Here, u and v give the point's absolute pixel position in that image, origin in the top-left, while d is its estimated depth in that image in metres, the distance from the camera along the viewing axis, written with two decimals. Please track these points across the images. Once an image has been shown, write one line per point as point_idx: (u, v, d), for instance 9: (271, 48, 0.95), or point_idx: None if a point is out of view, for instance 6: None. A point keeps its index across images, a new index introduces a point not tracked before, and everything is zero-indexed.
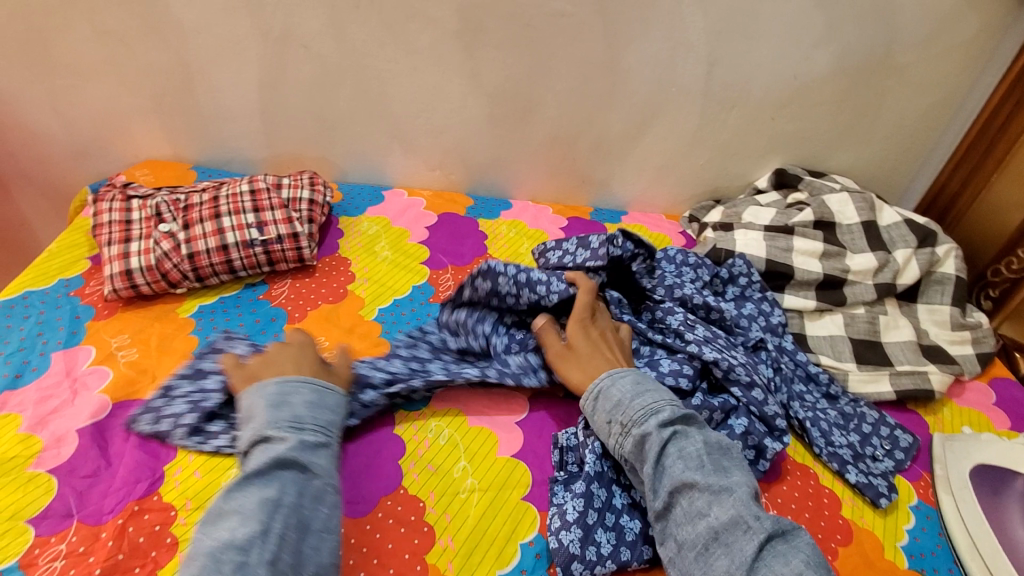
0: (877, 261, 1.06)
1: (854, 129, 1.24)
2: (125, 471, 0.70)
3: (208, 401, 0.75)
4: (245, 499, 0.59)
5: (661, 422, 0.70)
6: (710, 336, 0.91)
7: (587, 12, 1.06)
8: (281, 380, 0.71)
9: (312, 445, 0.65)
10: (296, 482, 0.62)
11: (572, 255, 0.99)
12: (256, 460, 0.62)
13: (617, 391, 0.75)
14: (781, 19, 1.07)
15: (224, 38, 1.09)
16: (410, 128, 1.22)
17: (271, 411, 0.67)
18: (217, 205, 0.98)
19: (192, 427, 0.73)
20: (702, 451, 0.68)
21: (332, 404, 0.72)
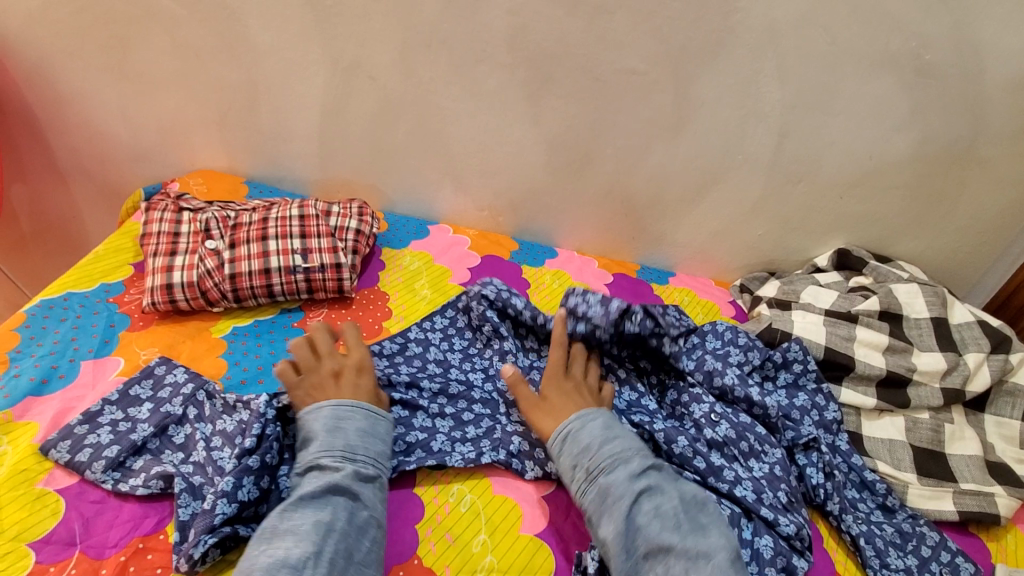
0: (946, 363, 0.98)
1: (926, 218, 1.18)
2: (136, 500, 0.67)
3: (133, 434, 0.72)
4: (300, 520, 0.63)
5: (631, 475, 0.72)
6: (733, 434, 0.87)
7: (659, 73, 1.04)
8: (320, 408, 0.74)
9: (367, 478, 0.69)
10: (346, 508, 0.65)
11: (586, 304, 0.91)
12: (308, 488, 0.66)
13: (585, 436, 0.77)
14: (862, 98, 1.03)
15: (295, 62, 1.10)
16: (464, 166, 1.21)
17: (331, 438, 0.71)
18: (265, 226, 0.97)
19: (112, 461, 0.68)
20: (678, 510, 0.69)
21: (382, 433, 0.74)
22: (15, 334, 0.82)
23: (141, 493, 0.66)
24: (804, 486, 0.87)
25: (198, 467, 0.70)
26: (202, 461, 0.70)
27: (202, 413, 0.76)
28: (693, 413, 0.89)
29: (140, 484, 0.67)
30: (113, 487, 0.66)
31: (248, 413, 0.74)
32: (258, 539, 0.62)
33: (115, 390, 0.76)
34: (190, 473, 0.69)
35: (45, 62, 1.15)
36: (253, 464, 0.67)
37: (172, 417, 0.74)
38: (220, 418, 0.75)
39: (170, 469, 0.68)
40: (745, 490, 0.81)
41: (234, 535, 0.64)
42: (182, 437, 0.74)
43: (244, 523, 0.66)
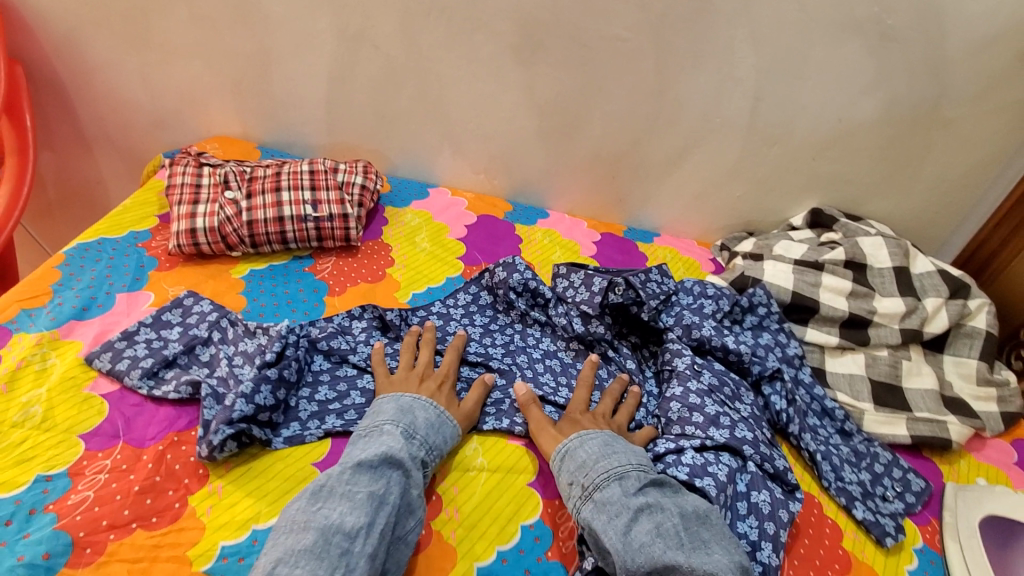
0: (905, 306, 1.07)
1: (894, 178, 1.25)
2: (171, 404, 0.76)
3: (165, 350, 0.81)
4: (355, 488, 0.67)
5: (627, 492, 0.71)
6: (713, 385, 0.90)
7: (641, 39, 1.12)
8: (398, 395, 0.79)
9: (418, 457, 0.72)
10: (400, 483, 0.69)
11: (572, 288, 1.00)
12: (367, 455, 0.70)
13: (583, 452, 0.76)
14: (831, 61, 1.11)
15: (305, 32, 1.19)
16: (462, 131, 1.29)
17: (399, 417, 0.76)
18: (279, 180, 1.06)
19: (146, 370, 0.78)
20: (678, 527, 0.67)
21: (448, 433, 0.77)
22: (57, 271, 0.91)
23: (172, 396, 0.76)
24: (770, 413, 0.94)
25: (221, 378, 0.79)
26: (225, 374, 0.79)
27: (225, 337, 0.85)
28: (676, 367, 0.92)
29: (171, 390, 0.76)
30: (148, 391, 0.76)
31: (266, 337, 0.83)
32: (305, 497, 0.66)
33: (149, 315, 0.86)
34: (214, 382, 0.78)
35: (74, 33, 1.24)
36: (272, 375, 0.77)
37: (199, 338, 0.84)
38: (241, 341, 0.83)
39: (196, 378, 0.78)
40: (744, 432, 0.84)
41: (248, 433, 0.71)
42: (207, 356, 0.83)
43: (259, 426, 0.73)
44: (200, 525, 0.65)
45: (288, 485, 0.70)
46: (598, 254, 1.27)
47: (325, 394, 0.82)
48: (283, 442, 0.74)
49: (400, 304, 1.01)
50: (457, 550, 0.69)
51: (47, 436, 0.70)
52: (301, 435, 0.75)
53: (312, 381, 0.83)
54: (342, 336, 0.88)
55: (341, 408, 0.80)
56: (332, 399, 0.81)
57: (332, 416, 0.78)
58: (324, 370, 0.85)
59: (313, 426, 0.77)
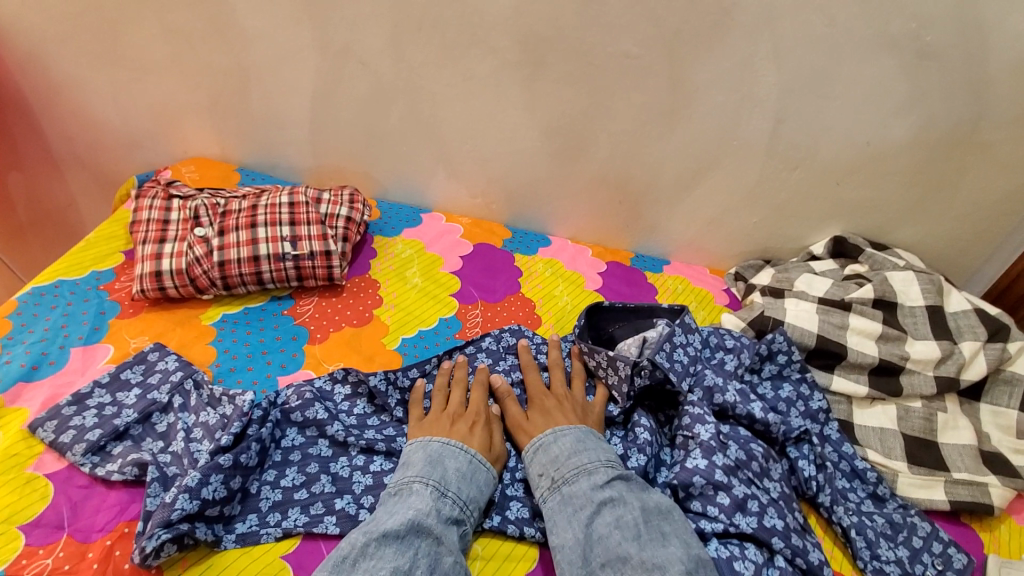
0: (940, 351, 0.97)
1: (925, 205, 1.16)
2: (122, 486, 0.68)
3: (116, 419, 0.72)
4: (383, 557, 0.62)
5: (592, 485, 0.72)
6: (738, 463, 0.82)
7: (653, 56, 1.02)
8: (427, 441, 0.75)
9: (447, 518, 0.67)
10: (429, 552, 0.63)
11: (601, 368, 0.92)
12: (391, 523, 0.64)
13: (556, 447, 0.77)
14: (860, 82, 1.01)
15: (286, 47, 1.09)
16: (457, 153, 1.20)
17: (429, 470, 0.71)
18: (254, 213, 0.96)
19: (92, 445, 0.69)
20: (637, 520, 0.68)
21: (482, 480, 0.73)
22: (7, 322, 0.82)
23: (116, 479, 0.67)
24: (797, 479, 0.87)
25: (174, 458, 0.71)
26: (180, 452, 0.71)
27: (187, 403, 0.76)
28: (698, 436, 0.83)
29: (115, 470, 0.68)
30: (91, 471, 0.68)
31: (231, 408, 0.75)
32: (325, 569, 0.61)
33: (106, 372, 0.78)
34: (166, 462, 0.70)
35: (37, 48, 1.15)
36: (224, 463, 0.68)
37: (156, 405, 0.75)
38: (202, 411, 0.75)
39: (145, 457, 0.69)
40: (773, 520, 0.78)
41: (191, 534, 0.63)
42: (164, 426, 0.75)
43: (206, 523, 0.66)
44: None
45: None
46: (603, 286, 1.17)
47: (292, 480, 0.73)
48: (234, 541, 0.66)
49: (386, 352, 0.92)
50: None
51: None
52: (255, 533, 0.67)
53: (280, 462, 0.75)
54: (320, 404, 0.79)
55: (307, 499, 0.71)
56: (299, 486, 0.73)
57: (296, 509, 0.70)
58: (296, 447, 0.77)
59: (271, 523, 0.68)
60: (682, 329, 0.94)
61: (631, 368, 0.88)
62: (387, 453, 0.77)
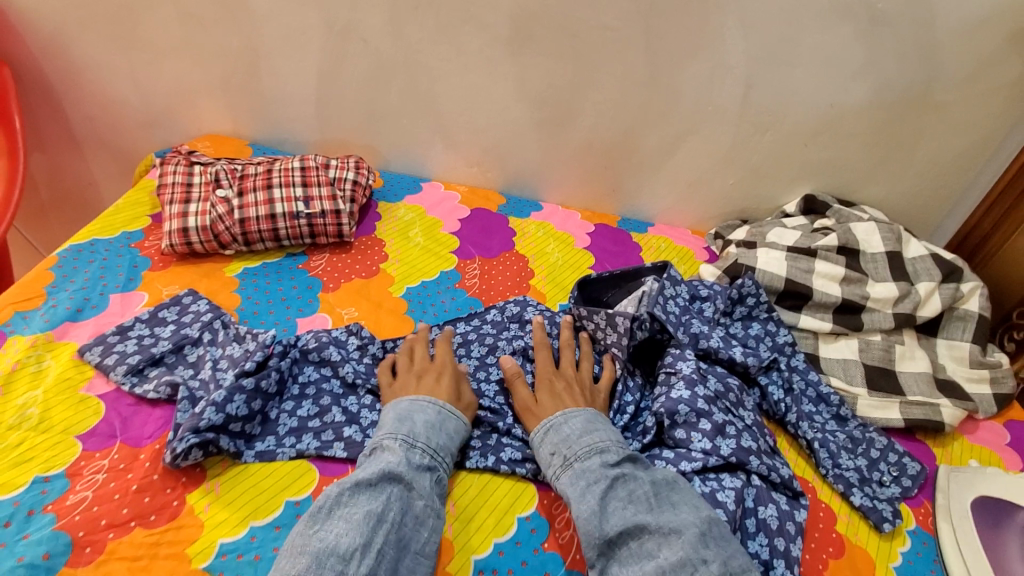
0: (899, 291, 1.07)
1: (887, 163, 1.25)
2: (164, 403, 0.76)
3: (154, 348, 0.81)
4: (355, 508, 0.65)
5: (605, 463, 0.73)
6: (717, 394, 0.87)
7: (631, 28, 1.11)
8: (397, 402, 0.78)
9: (418, 466, 0.71)
10: (400, 497, 0.67)
11: (600, 330, 0.96)
12: (365, 473, 0.68)
13: (567, 428, 0.78)
14: (821, 48, 1.11)
15: (293, 28, 1.18)
16: (454, 125, 1.29)
17: (398, 426, 0.75)
18: (270, 177, 1.05)
19: (132, 367, 0.78)
20: (649, 493, 0.70)
21: (452, 428, 0.77)
22: (50, 272, 0.91)
23: (153, 396, 0.76)
24: (767, 404, 0.94)
25: (202, 382, 0.78)
26: (207, 378, 0.78)
27: (215, 339, 0.85)
28: (680, 371, 0.88)
29: (151, 389, 0.76)
30: (133, 390, 0.76)
31: (254, 343, 0.83)
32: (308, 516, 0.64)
33: (145, 311, 0.86)
34: (195, 386, 0.78)
35: (61, 33, 1.24)
36: (247, 385, 0.75)
37: (189, 338, 0.84)
38: (228, 345, 0.83)
39: (177, 380, 0.78)
40: (749, 442, 0.83)
41: (215, 443, 0.70)
42: (195, 357, 0.83)
43: (230, 437, 0.73)
44: (198, 523, 0.66)
45: (284, 483, 0.71)
46: (592, 245, 1.27)
47: (307, 410, 0.80)
48: (253, 456, 0.73)
49: (394, 298, 1.01)
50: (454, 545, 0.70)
51: (44, 436, 0.70)
52: (272, 451, 0.74)
53: (296, 394, 0.82)
54: (335, 347, 0.86)
55: (320, 427, 0.78)
56: (313, 416, 0.79)
57: (309, 434, 0.77)
58: (311, 382, 0.83)
59: (287, 444, 0.75)
60: (671, 281, 1.01)
61: (635, 322, 0.93)
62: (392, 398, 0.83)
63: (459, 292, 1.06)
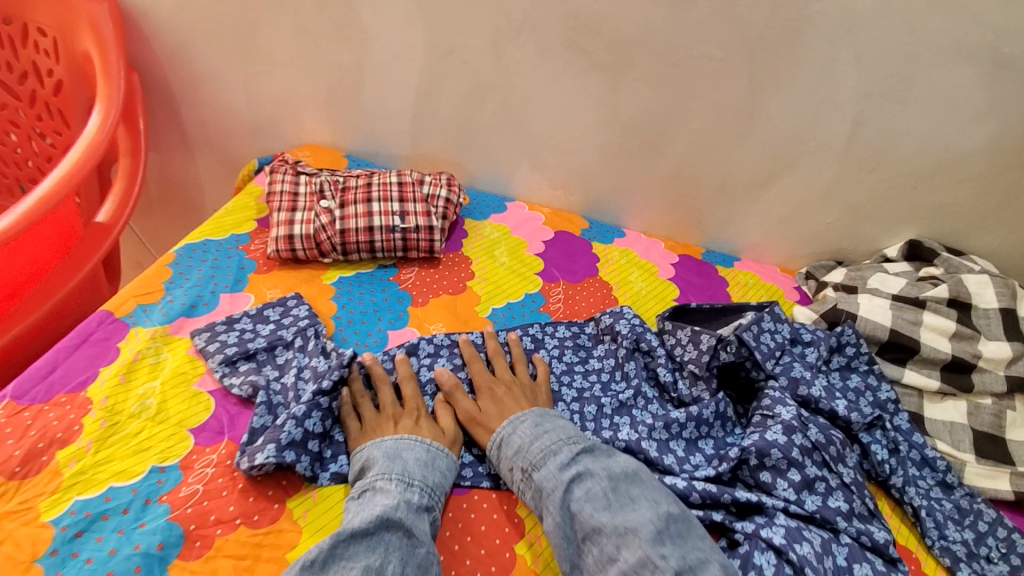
0: (1014, 351, 0.99)
1: (1006, 213, 1.15)
2: (239, 400, 0.80)
3: (250, 344, 0.85)
4: (352, 560, 0.63)
5: (559, 466, 0.74)
6: (815, 445, 0.84)
7: (736, 59, 1.09)
8: (380, 441, 0.76)
9: (417, 508, 0.69)
10: (400, 545, 0.65)
11: (679, 346, 0.95)
12: (358, 521, 0.65)
13: (517, 437, 0.79)
14: (942, 88, 1.04)
15: (397, 46, 1.22)
16: (542, 147, 1.30)
17: (388, 465, 0.73)
18: (370, 190, 1.09)
19: (226, 358, 0.83)
20: (605, 490, 0.72)
21: (442, 467, 0.76)
22: (168, 269, 0.97)
23: (236, 393, 0.79)
24: (869, 463, 0.89)
25: (283, 389, 0.81)
26: (288, 384, 0.81)
27: (305, 346, 0.87)
28: (778, 415, 0.85)
29: (236, 384, 0.80)
30: (220, 378, 0.81)
31: (333, 358, 0.85)
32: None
33: (253, 308, 0.91)
34: (274, 390, 0.81)
35: (187, 44, 1.33)
36: (323, 403, 0.78)
37: (282, 341, 0.87)
38: (313, 355, 0.85)
39: (260, 380, 0.81)
40: (839, 502, 0.81)
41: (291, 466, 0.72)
42: (284, 359, 0.86)
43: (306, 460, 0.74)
44: (297, 528, 0.69)
45: None
46: (676, 276, 1.24)
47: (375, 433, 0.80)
48: (329, 479, 0.74)
49: (480, 317, 1.02)
50: None
51: (160, 427, 0.74)
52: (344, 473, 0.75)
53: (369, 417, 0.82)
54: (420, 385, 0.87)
55: None
56: None
57: None
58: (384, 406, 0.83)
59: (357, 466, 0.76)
60: (774, 317, 0.94)
61: (719, 342, 0.92)
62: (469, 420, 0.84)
63: (543, 315, 1.06)
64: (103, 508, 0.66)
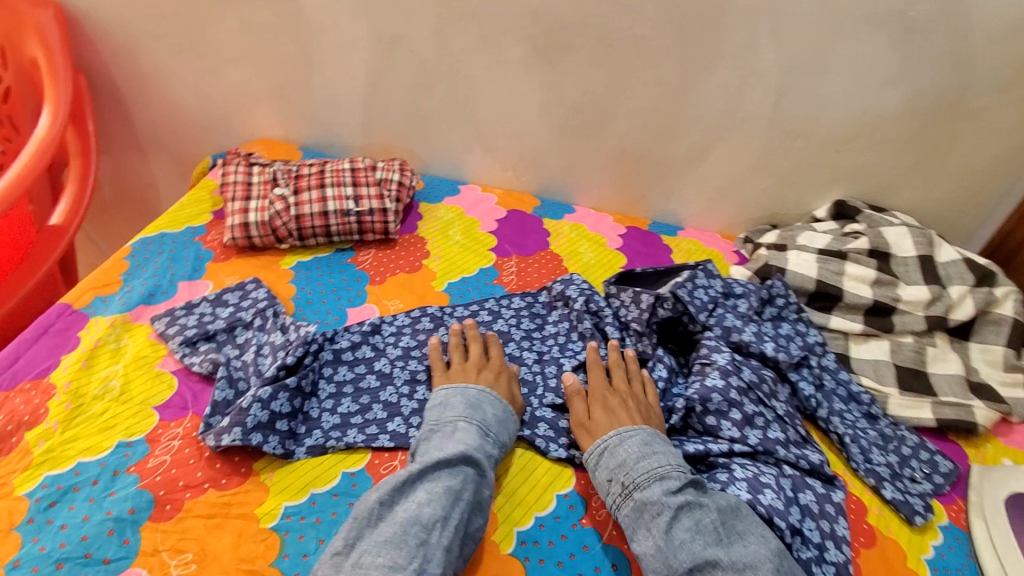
0: (930, 293, 1.08)
1: (920, 169, 1.25)
2: (199, 377, 0.83)
3: (209, 326, 0.88)
4: (434, 484, 0.69)
5: (666, 491, 0.72)
6: (750, 384, 0.91)
7: (666, 37, 1.16)
8: (464, 388, 0.82)
9: (489, 455, 0.75)
10: (473, 480, 0.71)
11: (624, 307, 1.00)
12: (446, 452, 0.72)
13: (624, 451, 0.77)
14: (853, 56, 1.13)
15: (344, 38, 1.26)
16: (491, 130, 1.35)
17: (470, 413, 0.78)
18: (323, 177, 1.12)
19: (186, 339, 0.86)
20: (716, 524, 0.70)
21: (512, 429, 0.81)
22: (125, 262, 0.99)
23: (197, 370, 0.82)
24: (798, 399, 0.97)
25: (243, 365, 0.84)
26: (248, 361, 0.84)
27: (264, 326, 0.90)
28: (715, 361, 0.92)
29: (197, 362, 0.83)
30: (181, 358, 0.84)
31: (296, 335, 0.87)
32: (372, 493, 0.68)
33: (212, 293, 0.94)
34: (235, 368, 0.83)
35: (133, 44, 1.34)
36: (290, 383, 0.79)
37: (241, 321, 0.90)
38: (273, 333, 0.88)
39: (220, 358, 0.83)
40: (776, 433, 0.87)
41: (261, 445, 0.74)
42: (243, 339, 0.88)
43: (278, 438, 0.76)
44: (263, 488, 0.72)
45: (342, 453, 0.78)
46: (623, 246, 1.31)
47: (348, 407, 0.83)
48: (306, 452, 0.76)
49: (436, 292, 1.07)
50: (497, 516, 0.75)
51: (125, 406, 0.77)
52: (321, 445, 0.77)
53: (336, 392, 0.84)
54: (379, 359, 0.90)
55: (363, 422, 0.81)
56: (354, 412, 0.82)
57: (354, 429, 0.80)
58: (348, 380, 0.86)
59: (334, 438, 0.78)
60: (705, 274, 1.02)
61: (657, 299, 0.98)
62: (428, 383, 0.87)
63: (496, 288, 1.11)
64: (72, 481, 0.69)
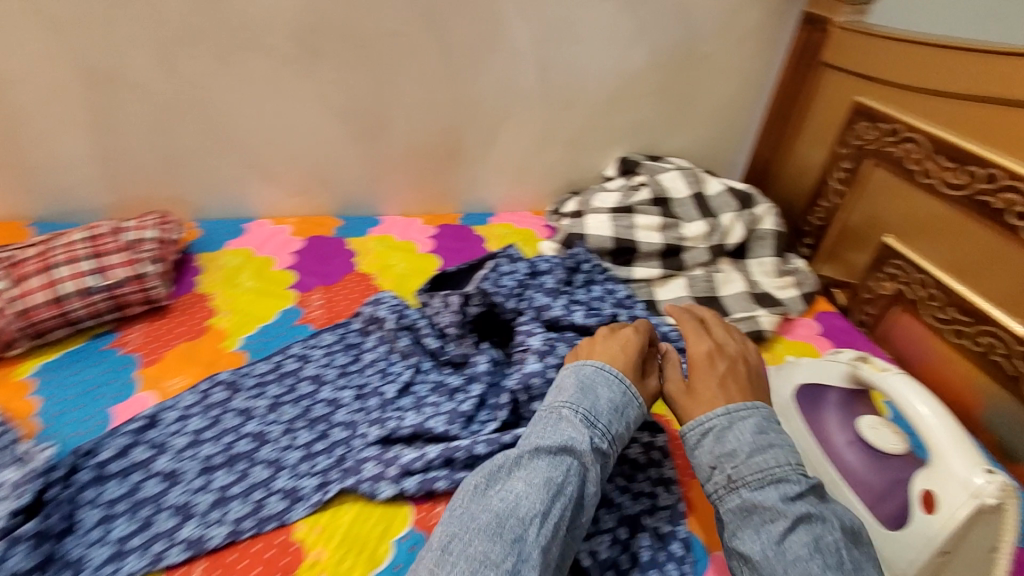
0: (707, 226, 1.20)
1: (680, 115, 1.37)
2: None
3: None
4: (532, 472, 0.64)
5: (783, 497, 0.62)
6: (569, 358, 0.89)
7: (418, 30, 1.12)
8: (580, 367, 0.75)
9: (601, 452, 0.68)
10: (578, 472, 0.65)
11: (436, 314, 0.96)
12: (548, 440, 0.66)
13: (733, 440, 0.68)
14: (594, 23, 1.19)
15: (41, 83, 1.04)
16: (263, 158, 1.21)
17: (580, 397, 0.71)
18: (49, 256, 0.96)
19: None
20: (840, 545, 0.60)
21: (631, 417, 0.73)
22: None
23: None
24: None
25: None
26: None
27: None
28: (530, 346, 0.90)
29: None
30: None
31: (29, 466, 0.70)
32: (502, 482, 0.63)
33: None
34: None
35: None
36: (25, 532, 0.63)
37: None
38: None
39: None
40: None
41: None
42: None
43: None
44: None
45: None
46: (436, 247, 1.27)
47: (123, 529, 0.68)
48: None
49: (227, 353, 0.94)
50: None
51: None
52: None
53: (105, 515, 0.69)
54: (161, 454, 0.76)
55: (144, 543, 0.67)
56: (132, 534, 0.68)
57: (132, 556, 0.66)
58: (121, 497, 0.71)
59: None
60: (507, 258, 1.06)
61: (463, 298, 0.95)
62: (228, 464, 0.76)
63: (301, 328, 1.00)
64: None
